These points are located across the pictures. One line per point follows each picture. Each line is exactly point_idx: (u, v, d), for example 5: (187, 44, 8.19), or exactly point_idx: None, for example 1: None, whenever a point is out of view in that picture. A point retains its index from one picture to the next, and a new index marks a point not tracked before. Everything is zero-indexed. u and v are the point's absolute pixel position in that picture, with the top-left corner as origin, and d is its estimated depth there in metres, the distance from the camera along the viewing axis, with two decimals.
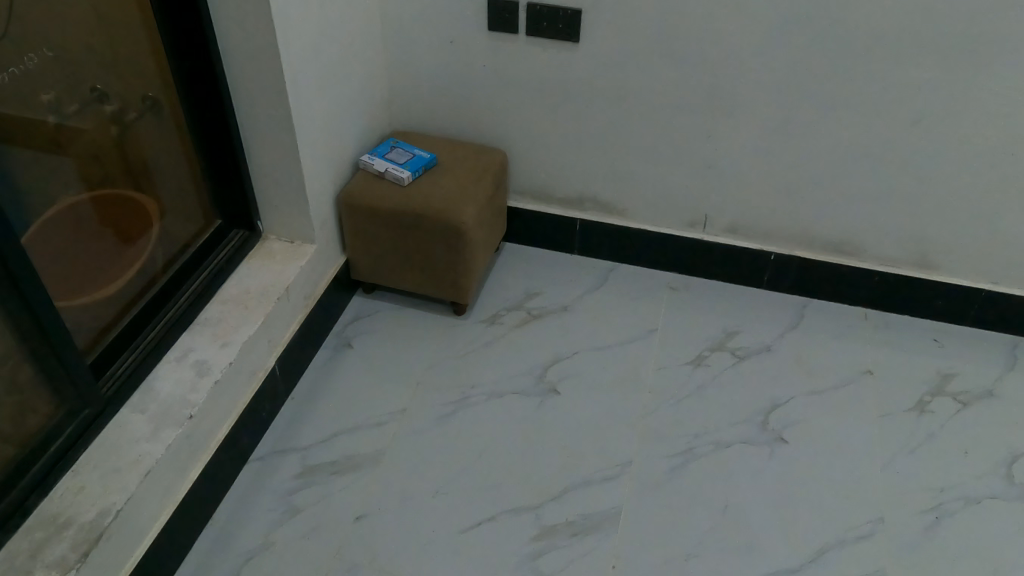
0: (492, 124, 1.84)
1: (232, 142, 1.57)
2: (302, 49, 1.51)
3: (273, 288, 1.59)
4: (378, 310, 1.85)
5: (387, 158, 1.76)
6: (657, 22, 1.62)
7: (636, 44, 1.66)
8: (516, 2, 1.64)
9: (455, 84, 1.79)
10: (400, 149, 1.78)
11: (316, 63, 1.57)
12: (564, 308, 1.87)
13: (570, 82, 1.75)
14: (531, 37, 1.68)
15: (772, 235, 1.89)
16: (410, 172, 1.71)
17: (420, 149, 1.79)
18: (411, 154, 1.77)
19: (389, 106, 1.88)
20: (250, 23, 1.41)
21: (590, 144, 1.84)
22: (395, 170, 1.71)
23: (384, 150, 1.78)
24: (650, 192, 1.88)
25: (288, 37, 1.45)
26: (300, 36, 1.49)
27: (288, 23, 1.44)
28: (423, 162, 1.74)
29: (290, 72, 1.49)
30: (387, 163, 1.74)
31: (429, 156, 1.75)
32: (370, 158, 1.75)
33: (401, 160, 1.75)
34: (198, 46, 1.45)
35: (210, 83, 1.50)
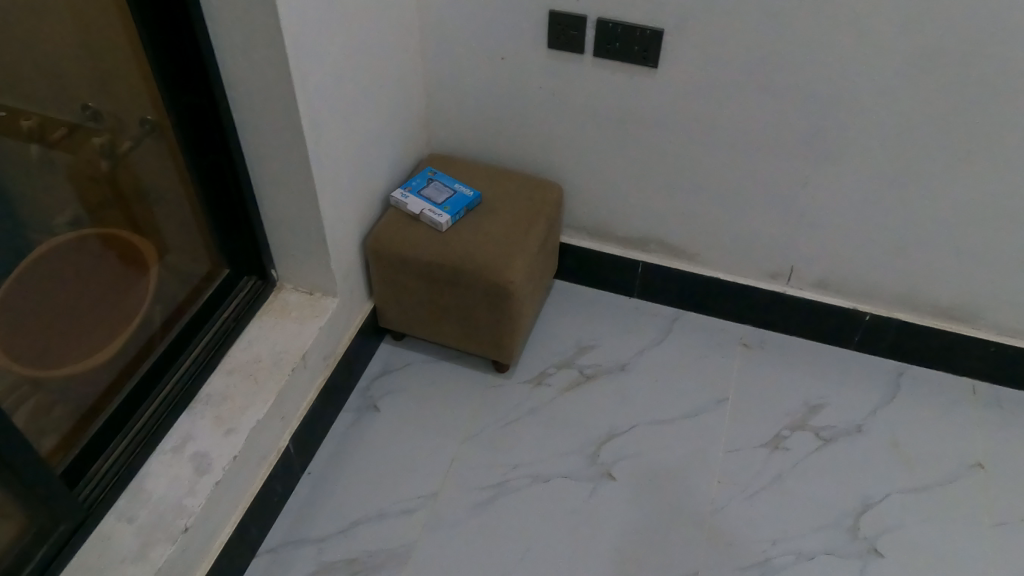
0: (545, 152, 1.57)
1: (238, 185, 1.32)
2: (323, 79, 1.24)
3: (288, 355, 1.36)
4: (408, 363, 1.61)
5: (424, 195, 1.50)
6: (755, 48, 1.32)
7: (726, 71, 1.37)
8: (583, 17, 1.35)
9: (505, 106, 1.52)
10: (439, 184, 1.51)
11: (339, 92, 1.30)
12: (622, 367, 1.62)
13: (642, 111, 1.46)
14: (599, 58, 1.39)
15: (870, 291, 1.61)
16: (450, 216, 1.45)
17: (463, 183, 1.52)
18: (452, 190, 1.50)
19: (425, 125, 1.61)
20: (260, 52, 1.14)
21: (661, 182, 1.56)
22: (432, 213, 1.45)
23: (421, 185, 1.51)
24: (728, 237, 1.60)
25: (304, 68, 1.18)
26: (319, 64, 1.22)
27: (304, 51, 1.17)
28: (466, 202, 1.48)
29: (308, 109, 1.22)
30: (424, 202, 1.48)
31: (473, 194, 1.49)
32: (404, 194, 1.49)
33: (441, 199, 1.48)
34: (195, 76, 1.18)
35: (211, 121, 1.23)
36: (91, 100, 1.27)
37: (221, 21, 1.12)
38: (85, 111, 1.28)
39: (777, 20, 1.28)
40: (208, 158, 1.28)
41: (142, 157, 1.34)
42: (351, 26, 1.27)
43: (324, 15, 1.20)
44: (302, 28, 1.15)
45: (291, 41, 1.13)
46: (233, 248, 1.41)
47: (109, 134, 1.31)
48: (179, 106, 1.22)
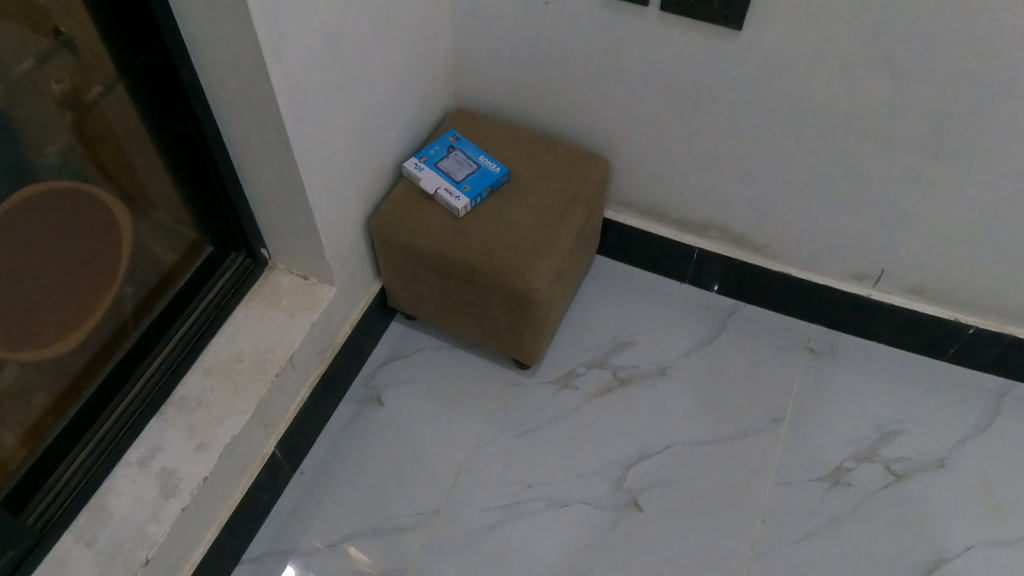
0: (591, 117, 1.30)
1: (212, 159, 1.09)
2: (310, 40, 0.99)
3: (273, 357, 1.18)
4: (420, 349, 1.43)
5: (442, 167, 1.25)
6: (873, 12, 1.00)
7: (829, 37, 1.05)
8: None
9: (546, 59, 1.24)
10: (461, 155, 1.27)
11: (334, 51, 1.04)
12: (663, 372, 1.40)
13: (715, 78, 1.16)
14: (666, 13, 1.09)
15: (975, 304, 1.32)
16: (469, 199, 1.21)
17: (490, 155, 1.27)
18: (476, 165, 1.25)
19: (452, 77, 1.35)
20: (219, 12, 0.89)
21: (729, 161, 1.28)
22: (449, 194, 1.22)
23: (439, 154, 1.27)
24: (806, 230, 1.33)
25: (281, 29, 0.93)
26: (305, 21, 0.96)
27: (281, 8, 0.91)
28: (491, 181, 1.23)
29: (290, 80, 0.98)
30: (440, 178, 1.24)
31: (500, 172, 1.24)
32: (417, 165, 1.25)
33: (461, 175, 1.24)
34: (147, 33, 0.93)
35: (171, 86, 0.99)
36: (63, 27, 0.94)
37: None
38: (54, 36, 0.95)
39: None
40: (174, 128, 1.06)
41: (116, 106, 1.04)
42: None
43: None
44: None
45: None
46: (216, 224, 1.20)
47: (71, 76, 1.00)
48: (133, 67, 0.98)
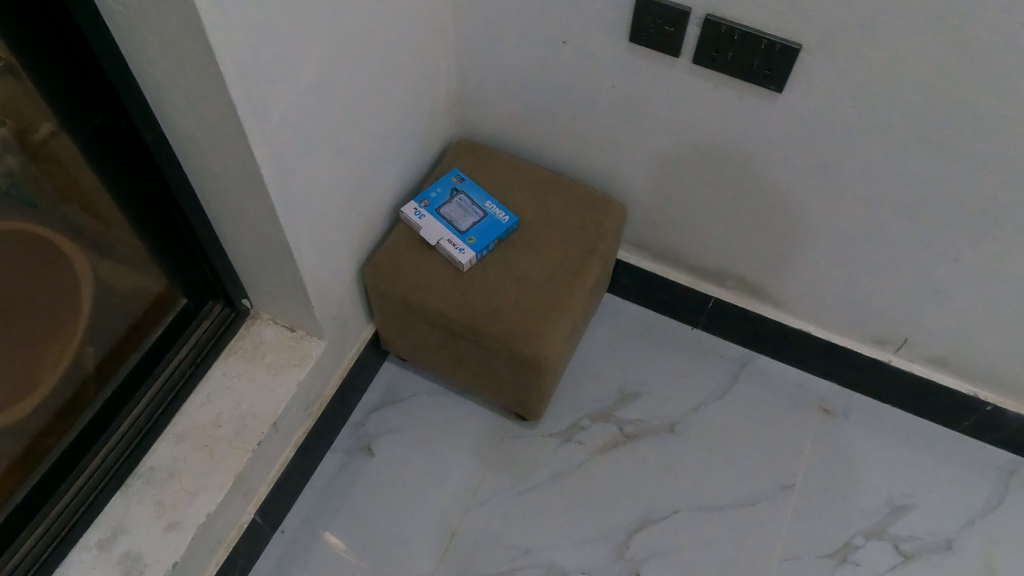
0: (608, 162, 1.19)
1: (182, 214, 0.98)
2: (298, 96, 0.86)
3: (254, 423, 1.09)
4: (413, 395, 1.34)
5: (444, 214, 1.14)
6: (931, 91, 0.89)
7: (879, 110, 0.94)
8: (686, 8, 0.92)
9: (561, 101, 1.13)
10: (466, 201, 1.15)
11: (325, 104, 0.92)
12: (671, 429, 1.32)
13: (747, 136, 1.05)
14: (699, 66, 0.97)
15: (1000, 382, 1.24)
16: (475, 253, 1.10)
17: (498, 201, 1.15)
18: (482, 213, 1.14)
19: (455, 108, 1.23)
20: (188, 78, 0.76)
21: (753, 219, 1.18)
22: (453, 245, 1.10)
23: (441, 198, 1.15)
24: (830, 293, 1.23)
25: (265, 93, 0.80)
26: (292, 78, 0.84)
27: (264, 69, 0.79)
28: (499, 233, 1.12)
29: (275, 144, 0.86)
30: (443, 227, 1.12)
31: (509, 222, 1.13)
32: (417, 210, 1.13)
33: (465, 225, 1.13)
34: (105, 92, 0.80)
35: (134, 143, 0.87)
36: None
37: (135, 28, 0.73)
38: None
39: (978, 63, 0.84)
40: (140, 186, 0.94)
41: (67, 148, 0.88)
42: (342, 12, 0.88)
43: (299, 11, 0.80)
44: (261, 40, 0.76)
45: (241, 66, 0.75)
46: (190, 278, 1.09)
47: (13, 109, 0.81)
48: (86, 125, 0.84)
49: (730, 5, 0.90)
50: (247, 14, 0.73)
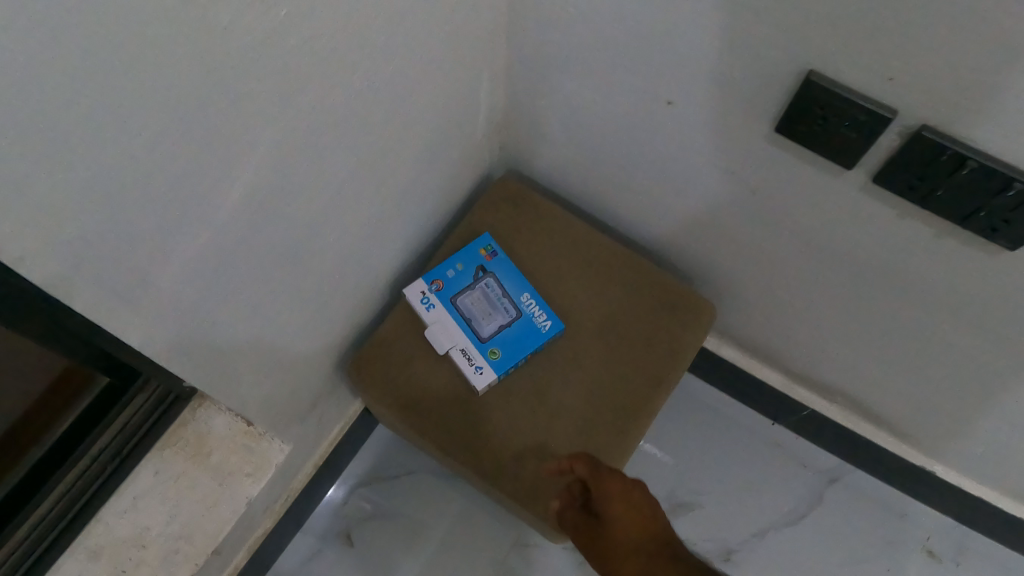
0: (703, 248, 0.84)
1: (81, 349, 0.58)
2: (244, 243, 0.52)
3: (188, 550, 0.82)
4: (411, 473, 1.08)
5: (462, 306, 0.82)
6: None
7: None
8: (891, 110, 0.53)
9: (652, 168, 0.76)
10: (494, 290, 0.82)
11: (301, 225, 0.58)
12: (727, 559, 1.03)
13: (935, 286, 0.68)
14: (883, 188, 0.59)
15: None
16: (496, 375, 0.79)
17: (540, 295, 0.83)
18: (515, 311, 0.82)
19: (501, 138, 0.87)
20: None
21: (899, 360, 0.82)
22: (469, 361, 0.79)
23: (461, 281, 0.83)
24: (981, 452, 0.90)
25: (170, 267, 0.46)
26: (231, 224, 0.49)
27: (166, 239, 0.44)
28: (535, 346, 0.80)
29: (199, 315, 0.53)
30: (458, 328, 0.81)
31: (550, 332, 0.80)
32: (426, 297, 0.81)
33: (489, 326, 0.81)
34: None
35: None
36: None
37: None
38: None
39: None
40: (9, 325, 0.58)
41: None
42: (334, 98, 0.52)
43: (243, 133, 0.45)
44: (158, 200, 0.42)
45: (106, 255, 0.41)
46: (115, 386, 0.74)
47: None
48: None
49: (970, 121, 0.50)
50: (110, 182, 0.38)
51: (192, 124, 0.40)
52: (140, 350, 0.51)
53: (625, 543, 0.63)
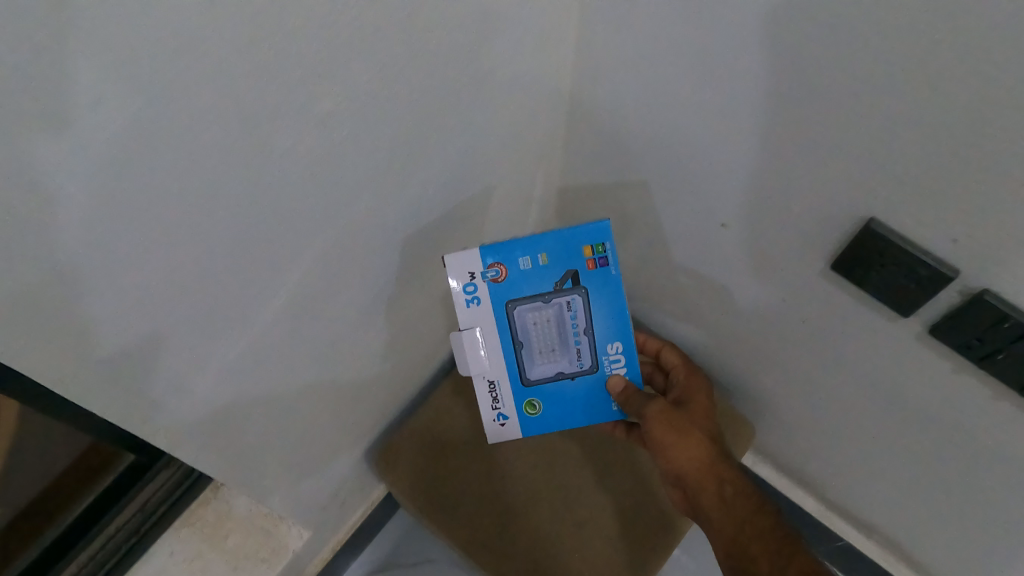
0: (745, 363, 0.83)
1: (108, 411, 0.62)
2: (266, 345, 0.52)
3: None
4: (429, 560, 1.05)
5: (521, 317, 0.62)
6: None
7: None
8: (948, 274, 0.51)
9: (698, 278, 0.77)
10: (573, 315, 0.63)
11: (332, 320, 0.58)
12: None
13: (976, 444, 0.64)
14: (937, 339, 0.57)
15: None
16: (519, 428, 0.68)
17: (630, 349, 0.66)
18: (587, 364, 0.66)
19: (550, 223, 0.89)
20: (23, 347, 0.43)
21: (941, 515, 0.77)
22: (488, 408, 0.67)
23: (531, 286, 0.60)
24: None
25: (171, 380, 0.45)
26: (256, 334, 0.49)
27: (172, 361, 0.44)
28: (592, 414, 0.68)
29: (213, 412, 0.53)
30: (500, 347, 0.63)
31: (618, 416, 0.68)
32: (474, 285, 0.60)
33: (543, 366, 0.65)
34: None
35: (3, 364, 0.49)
36: None
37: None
38: None
39: None
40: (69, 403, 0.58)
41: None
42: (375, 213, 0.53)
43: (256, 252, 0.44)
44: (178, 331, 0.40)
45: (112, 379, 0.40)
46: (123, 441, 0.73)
47: None
48: None
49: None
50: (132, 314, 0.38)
51: (220, 247, 0.40)
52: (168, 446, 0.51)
53: (703, 448, 0.65)
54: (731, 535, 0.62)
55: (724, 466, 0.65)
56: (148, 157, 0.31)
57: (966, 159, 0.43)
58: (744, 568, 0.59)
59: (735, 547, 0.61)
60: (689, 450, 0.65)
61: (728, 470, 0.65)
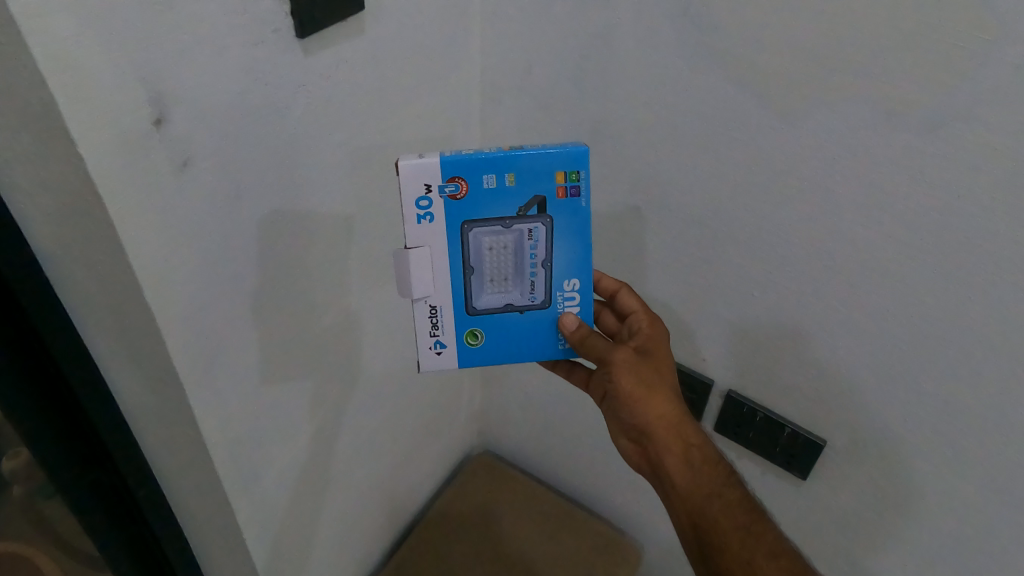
0: (617, 502, 1.17)
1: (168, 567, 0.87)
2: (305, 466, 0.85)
3: None
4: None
5: (477, 242, 0.64)
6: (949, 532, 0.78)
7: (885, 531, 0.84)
8: (707, 381, 0.88)
9: (574, 437, 1.15)
10: (534, 245, 0.65)
11: (338, 458, 0.92)
12: None
13: None
14: (719, 434, 0.91)
15: None
16: (456, 359, 0.69)
17: (585, 288, 0.67)
18: (540, 298, 0.67)
19: (475, 419, 1.26)
20: (174, 453, 0.74)
21: None
22: (441, 312, 0.66)
23: (493, 208, 0.62)
24: None
25: (258, 471, 0.78)
26: (299, 438, 0.83)
27: (262, 454, 0.77)
28: (539, 347, 0.69)
29: (269, 514, 0.83)
30: (449, 273, 0.64)
31: (565, 352, 0.70)
32: (429, 201, 0.61)
33: (491, 297, 0.67)
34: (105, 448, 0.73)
35: (131, 495, 0.78)
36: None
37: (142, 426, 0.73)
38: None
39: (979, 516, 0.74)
40: (93, 479, 0.76)
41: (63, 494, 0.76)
42: (370, 381, 0.91)
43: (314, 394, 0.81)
44: (272, 415, 0.75)
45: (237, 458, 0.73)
46: None
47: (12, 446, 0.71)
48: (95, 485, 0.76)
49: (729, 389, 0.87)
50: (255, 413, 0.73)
51: (296, 381, 0.77)
52: (239, 533, 0.80)
53: (669, 404, 0.67)
54: (694, 503, 0.65)
55: (688, 427, 0.67)
56: (286, 314, 0.71)
57: (673, 312, 0.86)
58: (724, 504, 0.64)
59: (700, 516, 0.64)
60: (658, 405, 0.67)
61: (692, 433, 0.67)
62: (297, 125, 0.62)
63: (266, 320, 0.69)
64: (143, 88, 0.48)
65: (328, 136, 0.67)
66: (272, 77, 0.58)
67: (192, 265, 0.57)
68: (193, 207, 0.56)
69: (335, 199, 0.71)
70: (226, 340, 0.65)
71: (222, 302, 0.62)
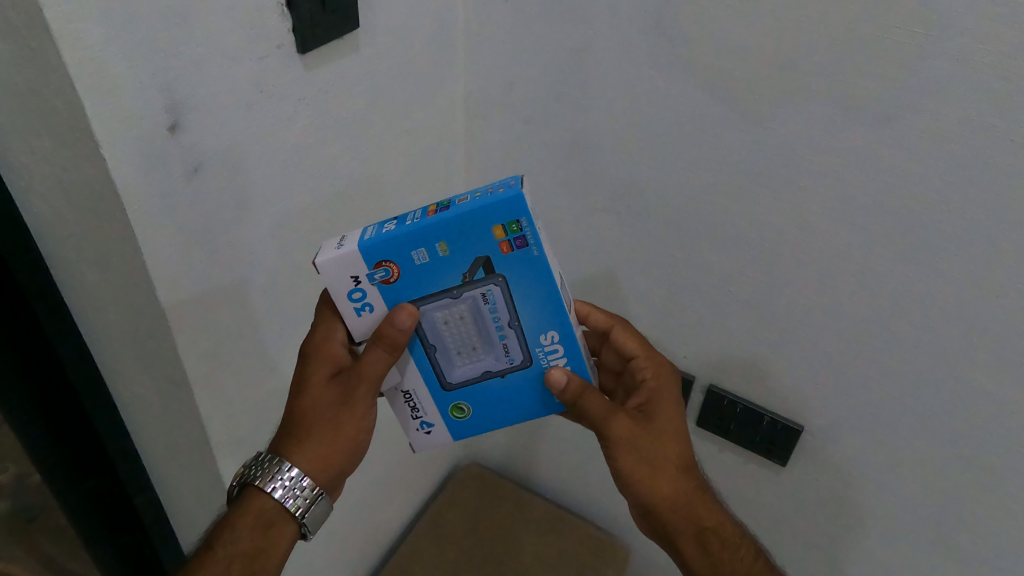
0: (605, 505, 1.20)
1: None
2: None
3: None
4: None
5: (430, 318, 0.56)
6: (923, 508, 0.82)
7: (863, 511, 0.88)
8: (689, 378, 0.92)
9: (561, 442, 1.17)
10: (492, 308, 0.56)
11: None
12: None
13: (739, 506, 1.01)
14: (702, 428, 0.95)
15: None
16: (448, 433, 0.64)
17: (566, 336, 0.58)
18: (518, 358, 0.59)
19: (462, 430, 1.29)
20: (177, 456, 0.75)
21: None
22: (416, 390, 0.61)
23: (438, 279, 0.54)
24: None
25: None
26: None
27: None
28: (532, 405, 0.62)
29: None
30: (410, 356, 0.59)
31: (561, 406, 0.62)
32: (361, 291, 0.55)
33: (463, 368, 0.59)
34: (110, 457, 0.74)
35: (129, 504, 0.79)
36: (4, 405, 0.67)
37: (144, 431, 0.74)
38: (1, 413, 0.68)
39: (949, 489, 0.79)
40: (90, 484, 0.76)
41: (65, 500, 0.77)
42: None
43: None
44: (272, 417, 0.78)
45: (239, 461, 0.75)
46: None
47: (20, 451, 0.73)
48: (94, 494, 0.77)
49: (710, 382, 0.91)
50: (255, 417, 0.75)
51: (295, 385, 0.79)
52: None
53: (676, 482, 0.62)
54: None
55: (700, 507, 0.62)
56: (285, 318, 0.74)
57: (653, 310, 0.90)
58: None
59: None
60: (664, 487, 0.61)
61: (704, 512, 0.62)
62: (295, 133, 0.66)
63: (267, 324, 0.71)
64: (159, 92, 0.51)
65: (325, 146, 0.70)
66: (274, 88, 0.61)
67: (199, 266, 0.60)
68: (202, 209, 0.58)
69: (330, 207, 0.74)
70: (230, 341, 0.67)
71: (227, 303, 0.65)
